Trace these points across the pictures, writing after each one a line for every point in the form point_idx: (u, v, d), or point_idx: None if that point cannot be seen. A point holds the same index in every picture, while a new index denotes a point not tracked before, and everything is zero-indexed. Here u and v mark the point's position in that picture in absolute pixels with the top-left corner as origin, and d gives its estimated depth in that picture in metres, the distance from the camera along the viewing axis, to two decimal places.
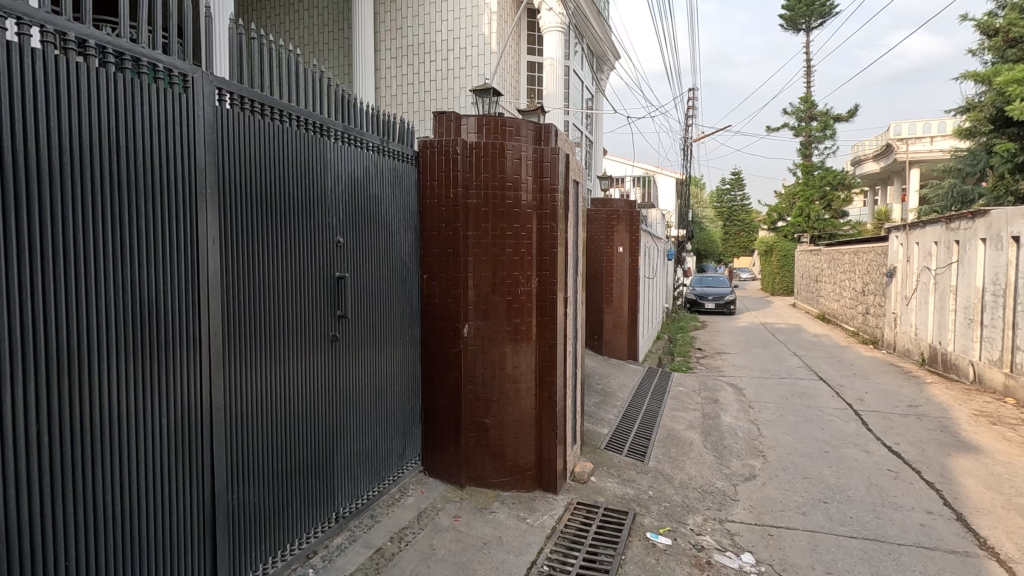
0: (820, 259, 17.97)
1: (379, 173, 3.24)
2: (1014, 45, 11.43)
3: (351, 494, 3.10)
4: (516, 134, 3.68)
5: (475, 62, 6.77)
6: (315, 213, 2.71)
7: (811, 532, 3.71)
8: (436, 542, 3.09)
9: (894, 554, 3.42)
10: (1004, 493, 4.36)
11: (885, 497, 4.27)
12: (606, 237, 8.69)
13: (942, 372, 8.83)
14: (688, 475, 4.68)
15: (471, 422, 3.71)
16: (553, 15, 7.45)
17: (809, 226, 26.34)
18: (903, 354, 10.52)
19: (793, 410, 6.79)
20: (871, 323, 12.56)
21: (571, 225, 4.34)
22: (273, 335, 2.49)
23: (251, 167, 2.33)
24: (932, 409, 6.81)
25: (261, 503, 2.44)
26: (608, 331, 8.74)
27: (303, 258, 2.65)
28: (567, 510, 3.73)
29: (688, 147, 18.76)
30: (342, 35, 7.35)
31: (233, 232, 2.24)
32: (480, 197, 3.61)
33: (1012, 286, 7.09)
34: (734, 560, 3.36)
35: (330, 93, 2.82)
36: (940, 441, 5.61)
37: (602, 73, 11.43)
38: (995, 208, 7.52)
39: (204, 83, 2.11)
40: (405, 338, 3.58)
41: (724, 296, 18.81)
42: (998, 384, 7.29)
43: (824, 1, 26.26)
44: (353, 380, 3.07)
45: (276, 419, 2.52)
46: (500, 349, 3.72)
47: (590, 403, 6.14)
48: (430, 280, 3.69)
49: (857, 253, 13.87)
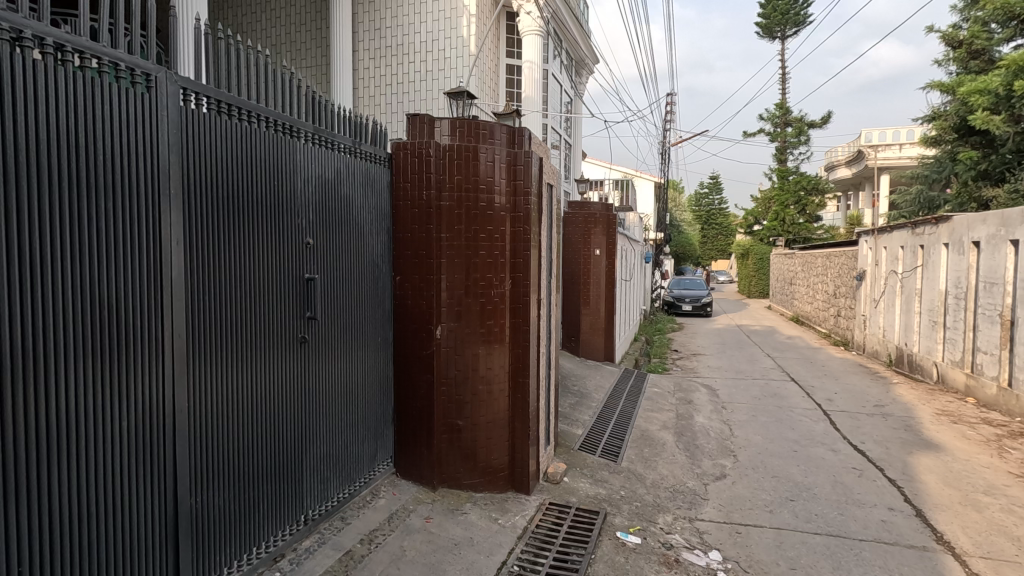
0: (794, 262, 18.35)
1: (351, 174, 3.24)
2: (977, 57, 11.83)
3: (320, 497, 3.08)
4: (489, 137, 3.70)
5: (454, 65, 6.79)
6: (284, 215, 2.70)
7: (777, 530, 3.80)
8: (407, 543, 3.10)
9: (855, 550, 3.52)
10: (961, 489, 4.51)
11: (849, 495, 4.39)
12: (583, 239, 8.80)
13: (908, 372, 9.09)
14: (659, 474, 4.74)
15: (444, 424, 3.72)
16: (530, 19, 7.51)
17: (784, 230, 26.89)
18: (871, 355, 10.80)
19: (765, 410, 6.93)
20: (842, 325, 12.87)
21: (545, 228, 4.35)
22: (240, 337, 2.47)
23: (218, 167, 2.31)
24: (898, 409, 7.00)
25: (228, 506, 2.43)
26: (585, 333, 8.81)
27: (272, 259, 2.64)
28: (539, 510, 3.75)
29: (666, 152, 19.04)
30: (321, 35, 7.31)
31: (198, 231, 2.22)
32: (453, 199, 3.62)
33: (973, 289, 7.35)
34: (701, 558, 3.42)
35: (300, 94, 2.81)
36: (903, 439, 5.77)
37: (581, 77, 11.56)
38: (957, 214, 7.78)
39: (169, 82, 2.09)
40: (377, 339, 3.58)
41: (701, 298, 19.08)
42: (960, 384, 7.53)
43: (799, 10, 26.90)
44: (325, 382, 3.07)
45: (244, 421, 2.51)
46: (474, 351, 3.73)
47: (565, 404, 6.20)
48: (402, 282, 3.69)
49: (829, 257, 14.21)
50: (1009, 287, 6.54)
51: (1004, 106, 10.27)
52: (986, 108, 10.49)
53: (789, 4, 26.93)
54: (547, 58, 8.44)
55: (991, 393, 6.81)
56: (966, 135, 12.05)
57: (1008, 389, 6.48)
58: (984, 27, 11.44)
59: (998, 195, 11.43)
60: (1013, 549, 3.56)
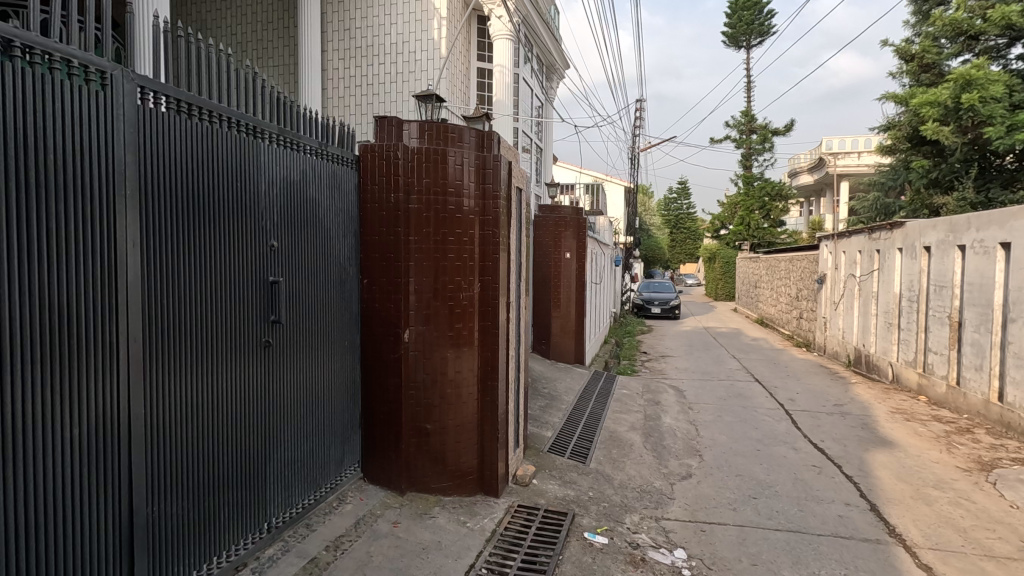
0: (759, 266, 18.83)
1: (317, 175, 3.20)
2: (928, 71, 12.28)
3: (285, 504, 3.03)
4: (458, 140, 3.71)
5: (424, 67, 6.76)
6: (248, 216, 2.66)
7: (740, 527, 3.89)
8: (373, 548, 3.07)
9: (814, 545, 3.64)
10: (913, 483, 4.71)
11: (808, 491, 4.53)
12: (554, 243, 8.86)
13: (865, 372, 9.42)
14: (627, 475, 4.81)
15: (412, 428, 3.70)
16: (501, 23, 7.57)
17: (749, 234, 27.66)
18: (831, 356, 11.15)
19: (730, 411, 7.09)
20: (804, 327, 13.28)
21: (514, 232, 4.35)
22: (201, 342, 2.41)
23: (177, 166, 2.26)
24: (856, 408, 7.24)
25: (186, 516, 2.37)
26: (556, 336, 8.86)
27: (234, 262, 2.59)
28: (507, 512, 3.76)
29: (635, 157, 19.30)
30: (288, 34, 7.20)
31: (154, 231, 2.16)
32: (421, 202, 3.61)
33: (924, 291, 7.66)
34: (667, 556, 3.48)
35: (264, 94, 2.77)
36: (860, 437, 5.98)
37: (551, 82, 11.67)
38: (910, 220, 8.12)
39: (126, 80, 2.03)
40: (344, 343, 3.54)
41: (669, 301, 19.33)
42: (913, 383, 7.86)
43: (763, 21, 27.72)
44: (290, 387, 3.03)
45: (205, 428, 2.45)
46: (442, 354, 3.73)
47: (535, 406, 6.23)
48: (370, 285, 3.66)
49: (792, 261, 14.63)
50: (957, 290, 6.85)
51: (953, 117, 10.73)
52: (936, 119, 10.92)
53: (753, 14, 27.71)
54: (518, 63, 8.49)
55: (941, 392, 7.11)
56: (918, 144, 12.53)
57: (957, 388, 6.78)
58: (934, 42, 11.93)
59: (948, 203, 11.95)
60: (960, 540, 3.73)
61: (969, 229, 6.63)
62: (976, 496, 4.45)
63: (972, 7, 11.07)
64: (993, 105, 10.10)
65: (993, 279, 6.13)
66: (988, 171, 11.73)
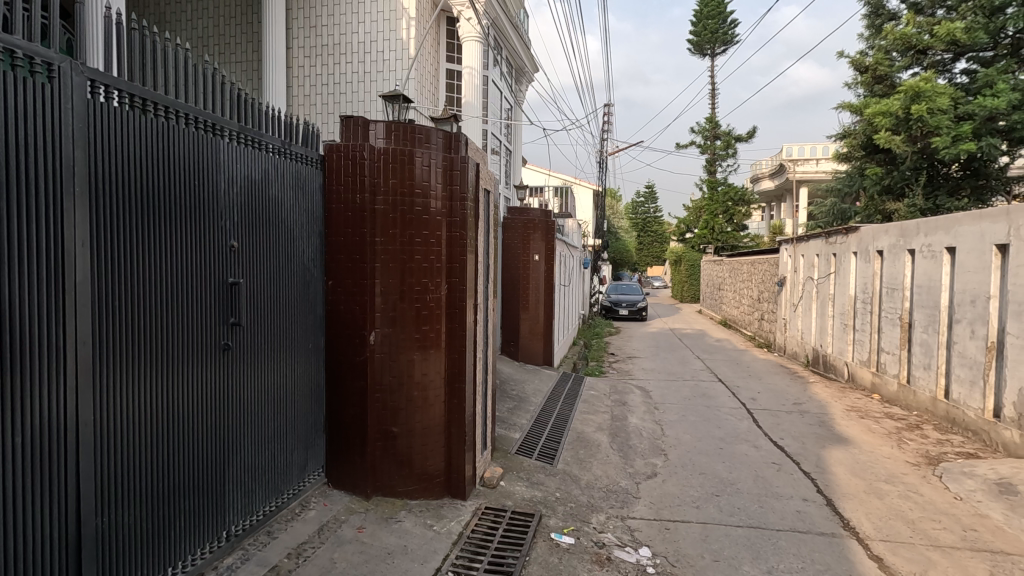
0: (722, 268, 19.28)
1: (279, 175, 3.14)
2: (881, 82, 12.58)
3: (244, 511, 2.95)
4: (425, 141, 3.68)
5: (392, 67, 6.70)
6: (206, 216, 2.58)
7: (703, 524, 3.98)
8: (337, 555, 3.02)
9: (773, 539, 3.75)
10: (866, 478, 4.89)
11: (768, 488, 4.66)
12: (523, 245, 8.88)
13: (822, 372, 9.75)
14: (594, 475, 4.86)
15: (378, 431, 3.65)
16: (470, 25, 7.56)
17: (713, 237, 28.25)
18: (791, 356, 11.50)
19: (694, 410, 7.23)
20: (765, 328, 13.67)
21: (482, 233, 4.33)
22: (156, 345, 2.34)
23: (130, 165, 2.18)
24: (814, 406, 7.50)
25: (139, 526, 2.28)
26: (525, 337, 8.86)
27: (193, 263, 2.52)
28: (474, 515, 3.75)
29: (602, 160, 19.53)
30: (252, 29, 7.03)
31: (106, 230, 2.08)
32: (387, 204, 3.57)
33: (877, 294, 7.98)
34: (632, 554, 3.52)
35: (224, 91, 2.70)
36: (818, 434, 6.18)
37: (520, 84, 11.71)
38: (864, 225, 8.44)
39: (75, 73, 1.95)
40: (307, 346, 3.48)
41: (636, 302, 19.63)
42: (867, 382, 8.16)
43: (727, 30, 28.44)
44: (251, 390, 2.96)
45: (160, 435, 2.37)
46: (408, 357, 3.69)
47: (502, 408, 6.23)
48: (335, 287, 3.61)
49: (754, 264, 15.04)
50: (907, 293, 7.16)
51: (903, 127, 11.17)
52: (888, 129, 11.35)
53: (717, 23, 28.43)
54: (486, 65, 8.50)
55: (893, 390, 7.41)
56: (872, 152, 12.96)
57: (907, 386, 7.08)
58: (886, 55, 12.33)
59: (900, 209, 12.51)
60: (908, 531, 3.89)
61: (918, 234, 6.93)
62: (924, 489, 4.66)
63: (920, 23, 11.67)
64: (940, 116, 10.61)
65: (940, 282, 6.44)
66: (936, 179, 12.34)
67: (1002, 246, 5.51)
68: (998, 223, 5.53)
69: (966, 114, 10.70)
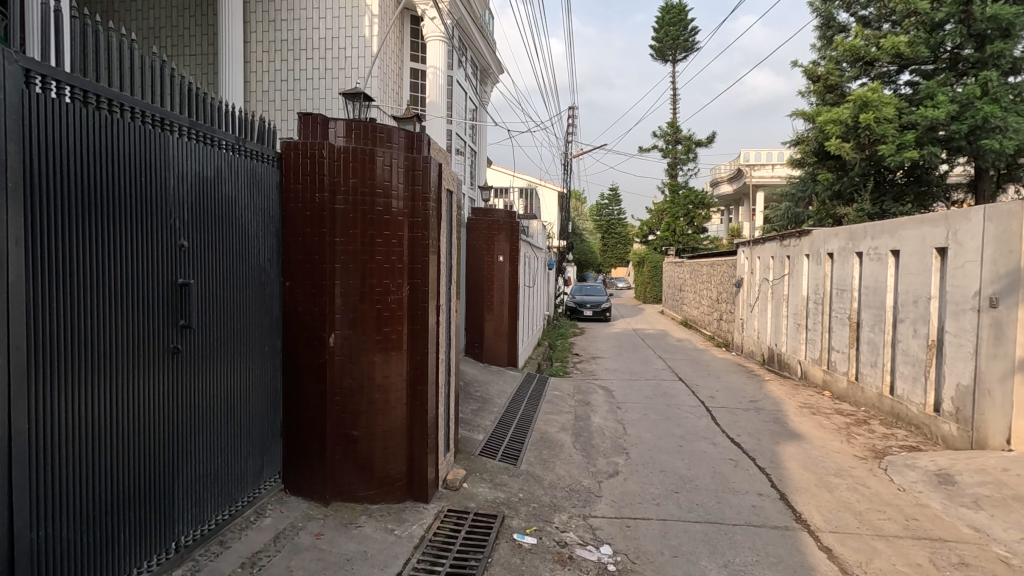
0: (683, 269, 19.74)
1: (232, 172, 3.03)
2: (832, 91, 13.12)
3: (195, 521, 2.84)
4: (387, 140, 3.64)
5: (354, 65, 6.60)
6: (153, 214, 2.48)
7: (663, 521, 4.05)
8: (293, 563, 2.95)
9: (729, 534, 3.84)
10: (817, 473, 5.08)
11: (726, 483, 4.79)
12: (487, 246, 8.86)
13: (777, 370, 10.09)
14: (557, 475, 4.89)
15: (338, 435, 3.58)
16: (435, 24, 7.52)
17: (674, 240, 28.87)
18: (748, 355, 11.86)
19: (655, 409, 7.36)
20: (724, 328, 14.04)
21: (444, 234, 4.30)
22: (98, 350, 2.23)
23: (70, 160, 2.07)
24: (769, 403, 7.75)
25: (77, 540, 2.16)
26: (489, 338, 8.85)
27: (139, 263, 2.41)
28: (437, 518, 3.71)
29: (567, 162, 19.72)
30: (207, 21, 6.81)
31: (43, 230, 1.98)
32: (347, 203, 3.51)
33: (828, 294, 8.30)
34: (593, 553, 3.56)
35: (174, 86, 2.60)
36: (772, 430, 6.39)
37: (485, 85, 11.72)
38: (815, 228, 8.76)
39: (9, 62, 1.85)
40: (263, 349, 3.38)
41: (600, 303, 19.89)
42: (818, 379, 8.48)
43: (687, 37, 29.16)
44: (202, 396, 2.86)
45: (101, 443, 2.25)
46: (369, 359, 3.64)
47: (466, 410, 6.20)
48: (292, 288, 3.52)
49: (713, 266, 15.44)
50: (856, 294, 7.48)
51: (852, 135, 11.69)
52: (838, 136, 11.84)
53: (678, 30, 29.10)
54: (451, 65, 8.47)
55: (842, 386, 7.73)
56: (823, 158, 13.53)
57: (856, 382, 7.38)
58: (836, 65, 12.85)
59: (849, 213, 13.05)
60: (855, 523, 4.06)
61: (866, 237, 7.25)
62: (871, 482, 4.87)
63: (868, 36, 12.27)
64: (886, 125, 11.11)
65: (885, 283, 6.74)
66: (883, 185, 12.93)
67: (941, 249, 5.82)
68: (938, 227, 5.82)
69: (909, 124, 11.24)
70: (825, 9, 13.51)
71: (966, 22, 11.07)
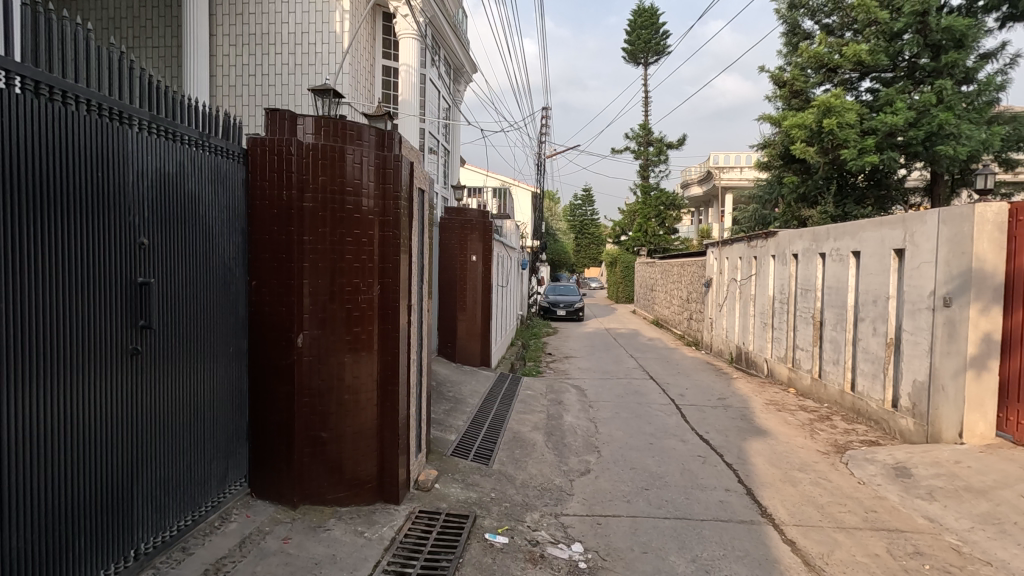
0: (654, 269, 20.01)
1: (195, 167, 2.95)
2: (797, 96, 13.40)
3: (155, 528, 2.75)
4: (357, 138, 3.59)
5: (324, 61, 6.50)
6: (110, 210, 2.39)
7: (633, 518, 4.10)
8: (259, 568, 2.89)
9: (697, 529, 3.91)
10: (782, 468, 5.22)
11: (694, 480, 4.87)
12: (459, 246, 8.82)
13: (745, 368, 10.31)
14: (529, 474, 4.90)
15: (306, 437, 3.52)
16: (407, 22, 7.45)
17: (646, 240, 29.26)
18: (716, 354, 12.09)
19: (627, 407, 7.45)
20: (693, 327, 14.29)
21: (416, 233, 4.26)
22: (51, 351, 2.14)
23: (20, 153, 1.98)
24: (736, 401, 7.91)
25: (27, 549, 2.07)
26: (461, 338, 8.82)
27: (95, 260, 2.33)
28: (408, 519, 3.68)
29: (540, 163, 19.77)
30: (170, 13, 6.60)
31: None
32: (316, 201, 3.46)
33: (793, 294, 8.52)
34: (564, 551, 3.58)
35: (133, 78, 2.52)
36: (740, 427, 6.53)
37: (458, 84, 11.65)
38: (781, 230, 8.98)
39: None
40: (227, 349, 3.30)
41: (573, 303, 20.01)
42: (784, 377, 8.70)
43: (659, 41, 29.56)
44: (163, 398, 2.77)
45: (54, 448, 2.16)
46: (339, 359, 3.59)
47: (438, 410, 6.17)
48: (259, 287, 3.44)
49: (683, 266, 15.69)
50: (819, 294, 7.70)
51: (816, 139, 12.03)
52: (803, 140, 12.16)
53: (650, 34, 29.49)
54: (424, 63, 8.41)
55: (806, 384, 7.95)
56: (789, 162, 13.78)
57: (819, 380, 7.60)
58: (802, 71, 13.21)
59: (813, 215, 13.44)
60: (818, 516, 4.18)
61: (828, 239, 7.46)
62: (832, 475, 5.02)
63: (831, 44, 12.65)
64: (847, 130, 11.49)
65: (847, 283, 6.96)
66: (845, 188, 13.35)
67: (899, 250, 6.04)
68: (896, 229, 6.04)
69: (870, 129, 11.63)
70: (791, 16, 13.87)
71: (923, 32, 11.52)
